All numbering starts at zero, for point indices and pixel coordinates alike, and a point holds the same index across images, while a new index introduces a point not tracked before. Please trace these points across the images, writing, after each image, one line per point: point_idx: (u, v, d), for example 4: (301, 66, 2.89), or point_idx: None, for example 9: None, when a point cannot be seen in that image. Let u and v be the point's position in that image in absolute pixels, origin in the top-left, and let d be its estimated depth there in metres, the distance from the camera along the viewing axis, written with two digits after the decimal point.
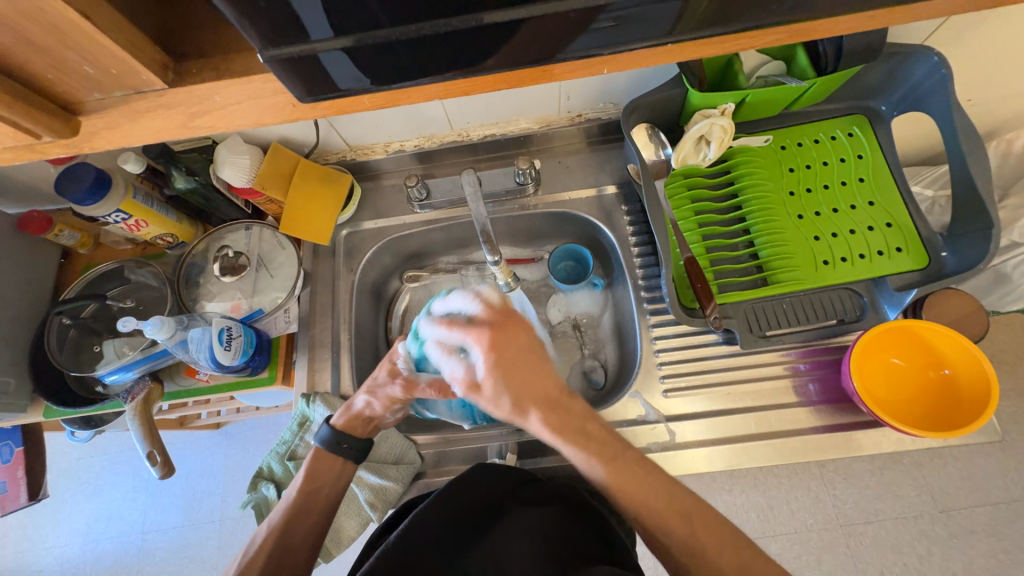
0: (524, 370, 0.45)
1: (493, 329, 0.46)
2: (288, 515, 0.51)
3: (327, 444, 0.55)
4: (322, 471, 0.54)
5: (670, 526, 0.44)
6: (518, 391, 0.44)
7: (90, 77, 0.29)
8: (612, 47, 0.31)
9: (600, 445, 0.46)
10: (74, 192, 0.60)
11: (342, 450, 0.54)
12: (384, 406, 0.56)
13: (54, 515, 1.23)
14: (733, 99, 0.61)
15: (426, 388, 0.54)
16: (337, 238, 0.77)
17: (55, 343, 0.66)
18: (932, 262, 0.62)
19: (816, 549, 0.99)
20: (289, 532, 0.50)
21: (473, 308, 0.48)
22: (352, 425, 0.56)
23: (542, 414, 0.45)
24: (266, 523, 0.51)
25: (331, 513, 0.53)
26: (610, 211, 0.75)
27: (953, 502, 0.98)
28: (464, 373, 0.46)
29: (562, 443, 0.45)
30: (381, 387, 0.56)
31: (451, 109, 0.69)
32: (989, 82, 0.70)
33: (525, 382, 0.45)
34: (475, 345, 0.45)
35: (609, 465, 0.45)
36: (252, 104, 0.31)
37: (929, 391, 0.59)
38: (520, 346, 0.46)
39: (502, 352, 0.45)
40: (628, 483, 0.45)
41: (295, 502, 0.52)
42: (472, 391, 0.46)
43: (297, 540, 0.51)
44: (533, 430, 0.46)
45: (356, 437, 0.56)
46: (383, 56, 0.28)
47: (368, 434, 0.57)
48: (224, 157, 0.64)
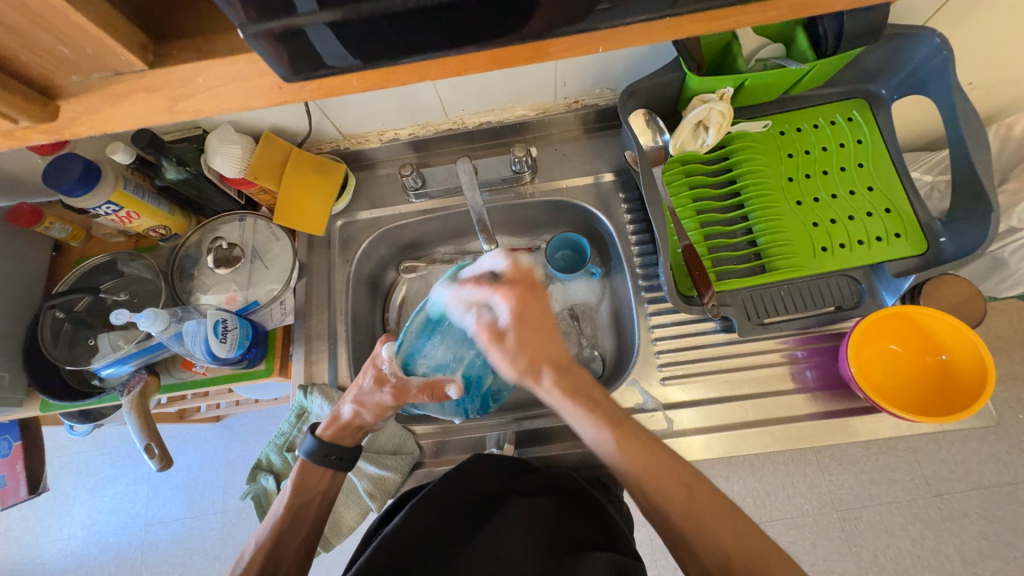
0: (542, 331, 0.49)
1: (520, 287, 0.50)
2: (279, 528, 0.51)
3: (313, 457, 0.54)
4: (311, 482, 0.54)
5: (670, 495, 0.43)
6: (529, 349, 0.49)
7: (67, 59, 0.28)
8: (607, 22, 0.30)
9: (607, 411, 0.47)
10: (64, 183, 0.59)
11: (330, 462, 0.54)
12: (372, 415, 0.55)
13: (56, 507, 1.24)
14: (731, 83, 0.60)
15: (418, 394, 0.54)
16: (332, 228, 0.77)
17: (49, 337, 0.65)
18: (930, 247, 0.61)
19: (812, 534, 1.00)
20: (281, 541, 0.51)
21: (501, 265, 0.51)
22: (340, 435, 0.55)
23: (554, 376, 0.48)
24: (255, 537, 0.51)
25: (323, 520, 0.54)
26: (608, 199, 0.74)
27: (947, 485, 0.99)
28: (488, 323, 0.50)
29: (568, 405, 0.47)
30: (368, 396, 0.54)
31: (445, 95, 0.67)
32: (991, 64, 0.69)
33: (538, 342, 0.49)
34: (501, 300, 0.49)
35: (615, 430, 0.46)
36: (236, 87, 0.30)
37: (925, 377, 0.60)
38: (543, 307, 0.50)
39: (528, 309, 0.49)
40: (632, 453, 0.45)
41: (286, 515, 0.52)
42: (493, 344, 0.49)
43: (291, 549, 0.51)
44: (544, 393, 0.49)
45: (344, 447, 0.55)
46: (371, 34, 0.28)
47: (356, 443, 0.57)
48: (215, 146, 0.63)
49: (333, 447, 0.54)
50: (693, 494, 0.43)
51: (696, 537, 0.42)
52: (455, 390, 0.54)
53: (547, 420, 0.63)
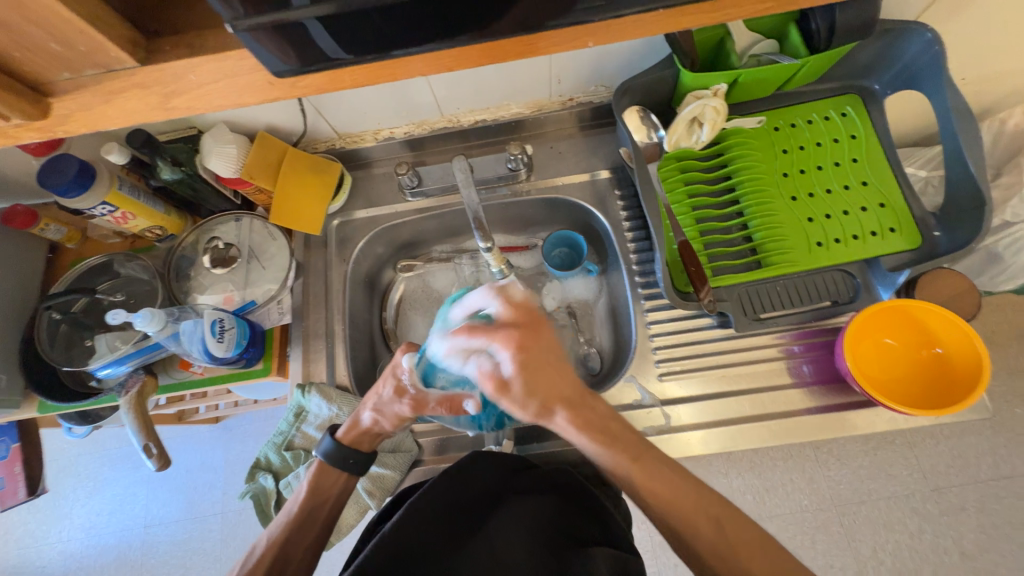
0: (548, 368, 0.46)
1: (518, 330, 0.46)
2: (290, 529, 0.51)
3: (331, 458, 0.54)
4: (326, 485, 0.54)
5: (698, 530, 0.44)
6: (539, 392, 0.45)
7: (58, 55, 0.28)
8: (599, 14, 0.30)
9: (625, 443, 0.47)
10: (58, 183, 0.59)
11: (348, 466, 0.54)
12: (391, 423, 0.54)
13: (55, 510, 1.24)
14: (725, 79, 0.60)
15: (437, 407, 0.53)
16: (328, 228, 0.77)
17: (46, 339, 0.65)
18: (925, 241, 0.62)
19: (811, 529, 1.01)
20: (291, 540, 0.51)
21: (496, 307, 0.48)
22: (358, 440, 0.55)
23: (569, 413, 0.46)
24: (266, 534, 0.52)
25: (333, 522, 0.53)
26: (603, 195, 0.74)
27: (944, 479, 1.00)
28: (490, 371, 0.45)
29: (585, 440, 0.46)
30: (387, 405, 0.53)
31: (440, 94, 0.67)
32: (983, 59, 0.69)
33: (548, 382, 0.45)
34: (502, 347, 0.45)
35: (633, 462, 0.46)
36: (229, 83, 0.31)
37: (921, 370, 0.60)
38: (546, 347, 0.46)
39: (530, 352, 0.45)
40: (657, 484, 0.45)
41: (297, 516, 0.52)
42: (502, 394, 0.45)
43: (299, 551, 0.51)
44: (557, 429, 0.47)
45: (362, 452, 0.55)
46: (362, 27, 0.28)
47: (375, 448, 0.56)
48: (210, 147, 0.63)
49: (351, 450, 0.54)
50: (722, 527, 0.44)
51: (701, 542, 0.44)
52: (474, 406, 0.52)
53: None
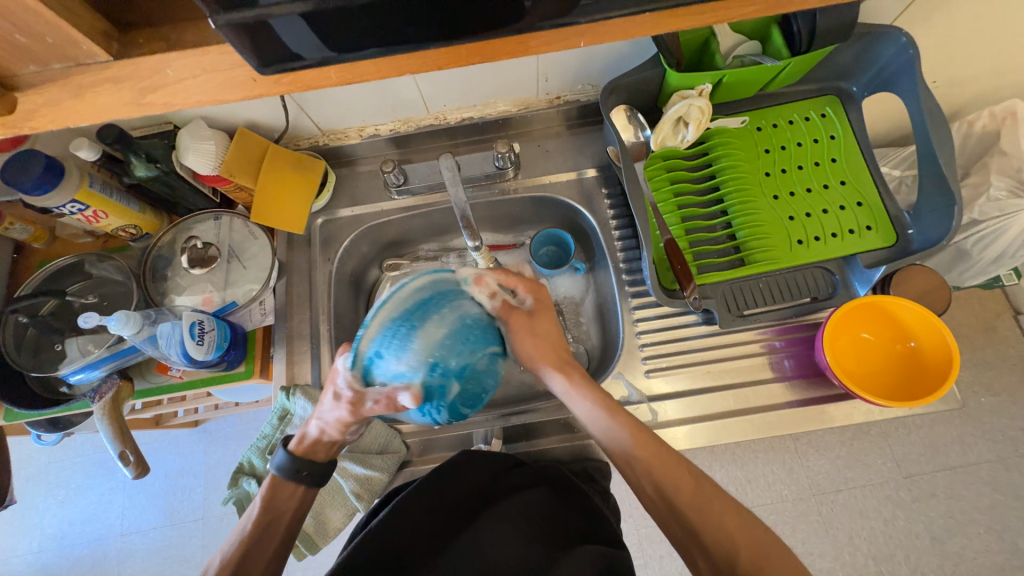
0: (545, 326, 0.55)
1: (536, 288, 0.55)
2: (248, 543, 0.50)
3: (286, 471, 0.52)
4: (282, 498, 0.52)
5: (677, 485, 0.46)
6: (545, 337, 0.54)
7: (24, 48, 0.27)
8: (586, 16, 0.30)
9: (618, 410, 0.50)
10: (23, 180, 0.56)
11: (301, 478, 0.52)
12: (335, 430, 0.50)
13: (24, 520, 1.19)
14: (710, 79, 0.61)
15: (372, 407, 0.44)
16: (312, 226, 0.75)
17: (12, 344, 0.62)
18: (899, 239, 0.64)
19: (791, 518, 1.04)
20: (250, 557, 0.49)
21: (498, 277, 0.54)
22: (311, 451, 0.53)
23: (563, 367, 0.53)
24: (222, 550, 0.50)
25: (293, 538, 0.52)
26: (590, 194, 0.74)
27: (915, 467, 1.04)
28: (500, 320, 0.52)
29: (579, 397, 0.52)
30: (327, 414, 0.48)
31: (426, 90, 0.66)
32: (953, 63, 0.72)
33: (545, 340, 0.54)
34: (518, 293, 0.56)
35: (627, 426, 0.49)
36: (209, 79, 0.30)
37: (895, 363, 0.62)
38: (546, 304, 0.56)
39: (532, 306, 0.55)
40: (641, 441, 0.48)
41: (254, 530, 0.50)
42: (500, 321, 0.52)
43: (259, 566, 0.49)
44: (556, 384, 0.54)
45: (317, 462, 0.53)
46: (347, 26, 0.27)
47: (330, 458, 0.55)
48: (187, 142, 0.61)
49: (302, 462, 0.52)
50: (701, 488, 0.46)
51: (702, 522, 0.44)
52: (409, 399, 0.42)
53: (533, 415, 0.63)
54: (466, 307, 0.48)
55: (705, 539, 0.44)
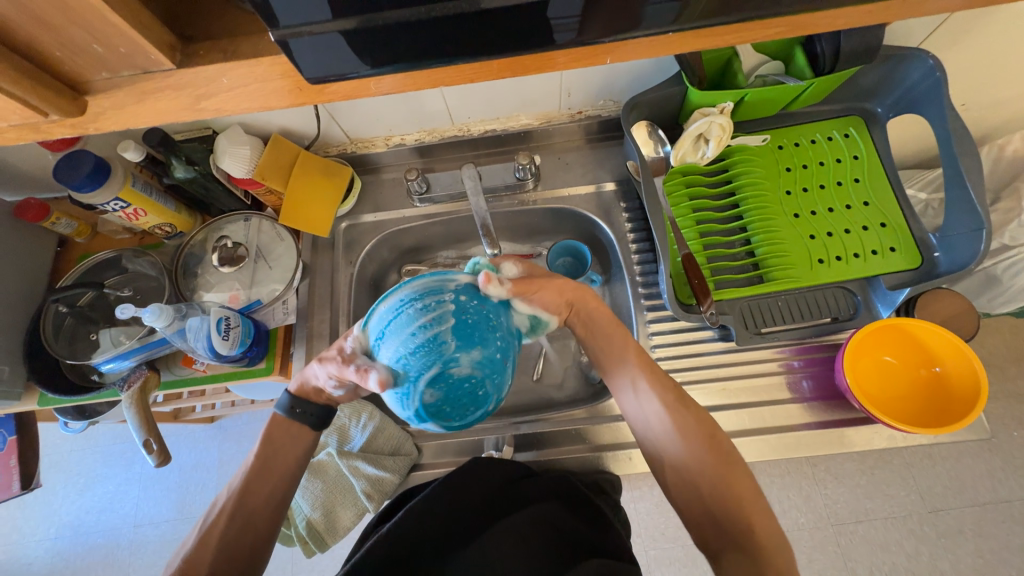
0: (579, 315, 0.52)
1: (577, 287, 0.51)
2: (249, 477, 0.50)
3: (286, 410, 0.53)
4: (280, 436, 0.52)
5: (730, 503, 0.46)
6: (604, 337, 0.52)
7: (98, 56, 0.29)
8: (611, 37, 0.31)
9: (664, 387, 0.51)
10: (73, 178, 0.60)
11: (295, 416, 0.52)
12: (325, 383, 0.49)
13: (45, 506, 1.22)
14: (731, 97, 0.62)
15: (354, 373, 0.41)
16: (336, 230, 0.78)
17: (50, 331, 0.66)
18: (924, 262, 0.63)
19: (807, 548, 1.00)
20: (249, 496, 0.50)
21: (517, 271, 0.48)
22: (307, 391, 0.53)
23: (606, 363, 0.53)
24: (229, 486, 0.51)
25: (297, 470, 0.53)
26: (609, 207, 0.75)
27: (941, 501, 0.99)
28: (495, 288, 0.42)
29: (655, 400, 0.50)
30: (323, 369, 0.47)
31: (452, 102, 0.69)
32: (983, 87, 0.71)
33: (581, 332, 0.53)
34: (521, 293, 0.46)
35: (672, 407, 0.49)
36: (259, 88, 0.32)
37: (920, 388, 0.60)
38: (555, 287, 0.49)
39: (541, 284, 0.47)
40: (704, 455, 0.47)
41: (253, 467, 0.51)
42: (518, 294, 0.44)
43: (261, 498, 0.50)
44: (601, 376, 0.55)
45: (311, 402, 0.53)
46: (387, 42, 0.29)
47: (326, 403, 0.54)
48: (224, 147, 0.64)
49: (301, 402, 0.52)
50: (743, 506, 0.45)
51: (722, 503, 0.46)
52: (377, 382, 0.39)
53: (543, 424, 0.64)
54: (417, 335, 0.38)
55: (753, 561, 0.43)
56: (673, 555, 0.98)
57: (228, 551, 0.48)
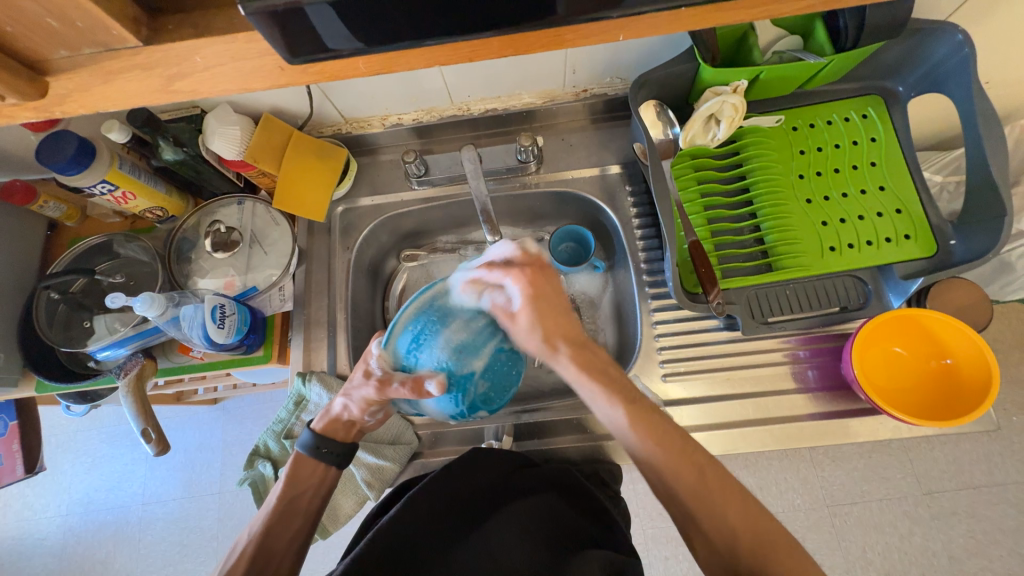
0: (555, 306, 0.50)
1: (532, 270, 0.50)
2: (270, 522, 0.51)
3: (309, 449, 0.54)
4: (305, 475, 0.53)
5: (680, 473, 0.44)
6: (558, 325, 0.50)
7: (57, 32, 0.27)
8: (620, 10, 0.29)
9: (621, 387, 0.48)
10: (57, 160, 0.57)
11: (322, 456, 0.53)
12: (358, 409, 0.53)
13: (54, 485, 1.24)
14: (746, 75, 0.58)
15: (400, 388, 0.47)
16: (332, 214, 0.75)
17: (44, 318, 0.64)
18: (939, 251, 0.60)
19: (803, 528, 1.02)
20: (273, 534, 0.50)
21: (512, 250, 0.51)
22: (331, 428, 0.54)
23: (572, 351, 0.50)
24: (249, 527, 0.51)
25: (316, 515, 0.53)
26: (613, 191, 0.73)
27: (937, 484, 1.00)
28: (501, 305, 0.49)
29: (585, 382, 0.48)
30: (355, 389, 0.52)
31: (450, 79, 0.65)
32: (1010, 64, 0.67)
33: (555, 322, 0.50)
34: (514, 283, 0.49)
35: (629, 409, 0.46)
36: (237, 67, 0.29)
37: (929, 380, 0.59)
38: (554, 286, 0.51)
39: (540, 290, 0.50)
40: (645, 432, 0.45)
41: (276, 509, 0.51)
42: (511, 325, 0.49)
43: (283, 542, 0.50)
44: (561, 368, 0.50)
45: (336, 441, 0.54)
46: (374, 16, 0.26)
47: (349, 439, 0.55)
48: (213, 128, 0.62)
49: (327, 441, 0.54)
50: (705, 481, 0.43)
51: (704, 509, 0.42)
52: (436, 387, 0.46)
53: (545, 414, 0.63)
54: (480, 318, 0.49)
55: (707, 533, 0.42)
56: (670, 534, 1.00)
57: (261, 556, 0.49)
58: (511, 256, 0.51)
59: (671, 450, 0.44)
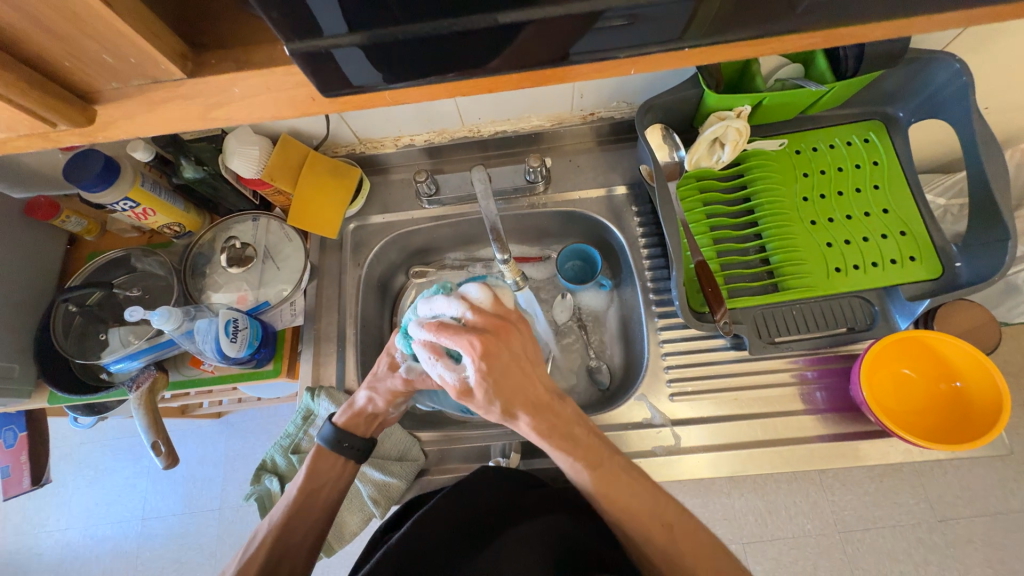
0: (515, 371, 0.46)
1: (486, 336, 0.45)
2: (290, 511, 0.53)
3: (328, 443, 0.57)
4: (324, 468, 0.56)
5: (654, 529, 0.47)
6: (511, 393, 0.46)
7: (109, 65, 0.29)
8: (632, 49, 0.30)
9: (584, 452, 0.49)
10: (81, 178, 0.59)
11: (343, 450, 0.56)
12: (384, 401, 0.57)
13: (55, 499, 1.24)
14: (749, 101, 0.60)
15: (421, 376, 0.52)
16: (344, 231, 0.77)
17: (60, 330, 0.66)
18: (945, 272, 0.61)
19: (814, 554, 0.99)
20: (289, 529, 0.53)
21: (476, 300, 0.49)
22: (354, 424, 0.58)
23: (531, 417, 0.48)
24: (270, 518, 0.54)
25: (333, 508, 0.55)
26: (620, 211, 0.74)
27: (951, 511, 0.98)
28: (455, 380, 0.46)
29: (549, 444, 0.49)
30: (381, 381, 0.58)
31: (462, 104, 0.68)
32: (1009, 92, 0.69)
33: (513, 388, 0.46)
34: (467, 350, 0.44)
35: (595, 469, 0.48)
36: (271, 97, 0.31)
37: (939, 403, 0.59)
38: (512, 350, 0.46)
39: (494, 361, 0.45)
40: (616, 488, 0.48)
41: (296, 499, 0.54)
42: (465, 396, 0.46)
43: (299, 535, 0.53)
44: (522, 428, 0.49)
45: (357, 436, 0.57)
46: (403, 53, 0.28)
47: (372, 434, 0.59)
48: (234, 147, 0.64)
49: (354, 437, 0.57)
50: (672, 532, 0.47)
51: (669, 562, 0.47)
52: (451, 374, 0.46)
53: None
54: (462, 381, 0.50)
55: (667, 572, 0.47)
56: None
57: (282, 541, 0.52)
58: (464, 317, 0.47)
59: (649, 510, 0.48)
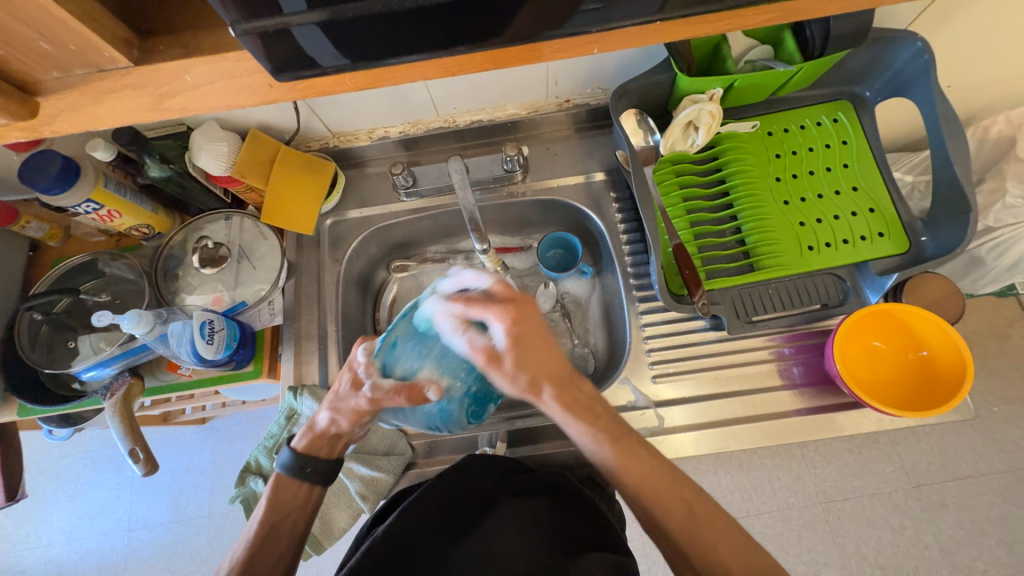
0: (539, 343, 0.48)
1: (514, 307, 0.48)
2: (255, 545, 0.50)
3: (288, 470, 0.53)
4: (286, 497, 0.53)
5: (669, 510, 0.45)
6: (534, 366, 0.47)
7: (48, 54, 0.27)
8: (598, 26, 0.30)
9: (606, 425, 0.48)
10: (39, 180, 0.57)
11: (307, 475, 0.52)
12: (348, 422, 0.52)
13: (35, 514, 1.20)
14: (720, 84, 0.61)
15: (392, 396, 0.49)
16: (321, 228, 0.76)
17: (26, 340, 0.63)
18: (912, 246, 0.63)
19: (797, 525, 1.03)
20: (256, 562, 0.49)
21: (486, 284, 0.50)
22: (315, 446, 0.53)
23: (557, 391, 0.48)
24: (230, 554, 0.50)
25: (302, 535, 0.53)
26: (599, 197, 0.74)
27: (925, 477, 1.02)
28: (484, 345, 0.47)
29: (570, 418, 0.48)
30: (343, 401, 0.51)
31: (436, 93, 0.67)
32: (970, 69, 0.71)
33: (539, 358, 0.48)
34: (496, 320, 0.47)
35: (614, 444, 0.47)
36: (226, 85, 0.30)
37: (908, 372, 0.61)
38: (538, 321, 0.48)
39: (523, 325, 0.47)
40: (632, 463, 0.47)
41: (260, 532, 0.51)
42: (491, 366, 0.47)
43: (269, 564, 0.50)
44: (546, 409, 0.48)
45: (320, 459, 0.53)
46: (365, 34, 0.28)
47: (333, 455, 0.55)
48: (200, 144, 0.62)
49: (316, 459, 0.53)
50: (692, 511, 0.45)
51: (688, 540, 0.44)
52: (435, 392, 0.49)
53: (539, 419, 0.63)
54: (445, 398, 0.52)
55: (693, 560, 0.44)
56: None
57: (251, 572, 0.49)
58: (487, 291, 0.49)
59: (674, 486, 0.46)
